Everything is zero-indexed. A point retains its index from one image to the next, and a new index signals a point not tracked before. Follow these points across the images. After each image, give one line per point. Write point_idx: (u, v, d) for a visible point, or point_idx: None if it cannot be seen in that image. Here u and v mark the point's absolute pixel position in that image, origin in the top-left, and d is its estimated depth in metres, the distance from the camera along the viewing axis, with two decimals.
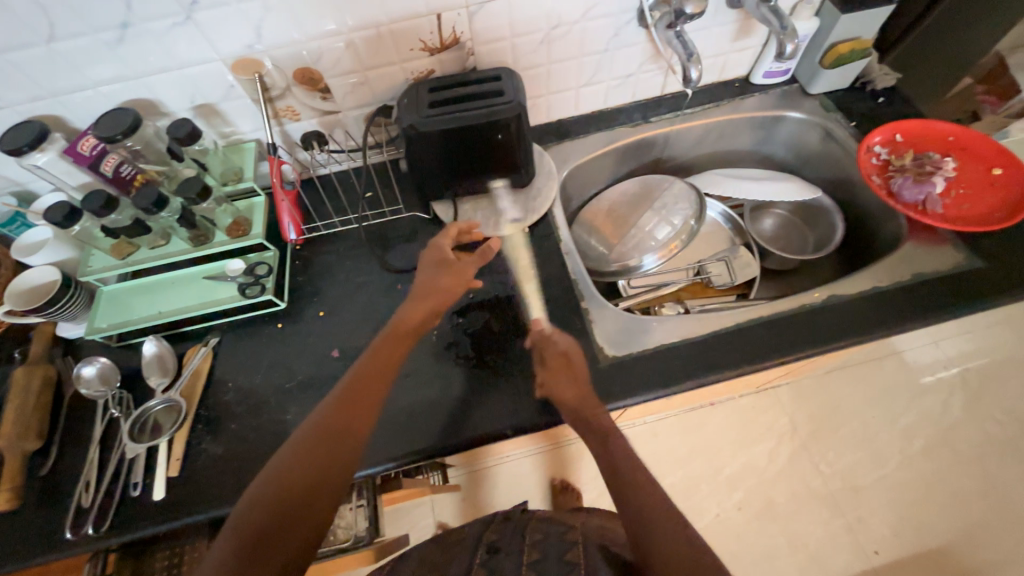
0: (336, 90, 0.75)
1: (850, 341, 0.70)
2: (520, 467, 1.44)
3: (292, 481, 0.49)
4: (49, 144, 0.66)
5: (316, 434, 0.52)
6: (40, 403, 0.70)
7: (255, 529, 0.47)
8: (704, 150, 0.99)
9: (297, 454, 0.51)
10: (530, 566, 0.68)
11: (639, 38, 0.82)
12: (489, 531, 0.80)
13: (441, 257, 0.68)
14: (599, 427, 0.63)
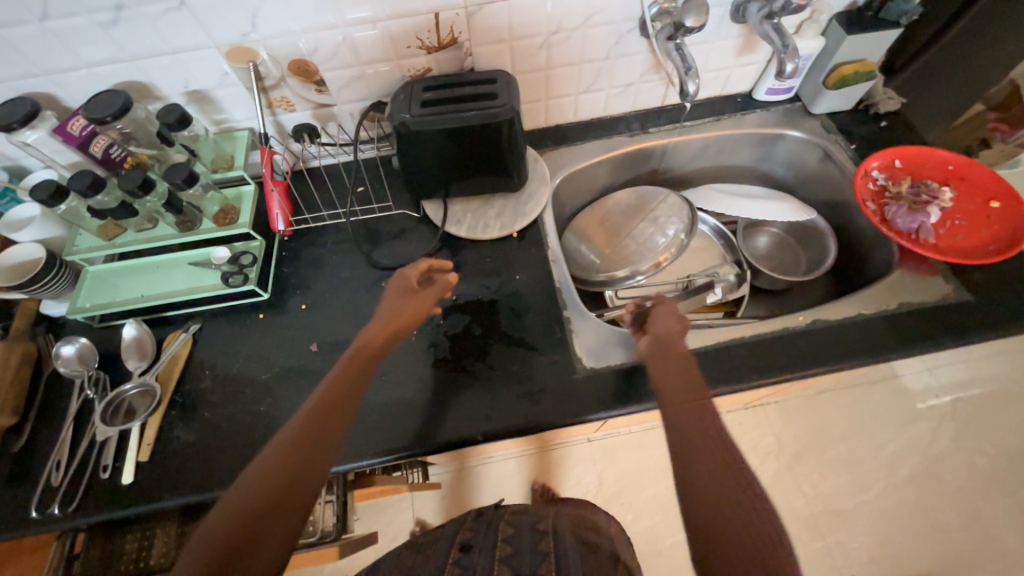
0: (332, 83, 0.75)
1: (831, 368, 0.69)
2: (503, 469, 1.44)
3: (259, 498, 0.44)
4: (39, 122, 0.66)
5: (296, 436, 0.48)
6: (17, 380, 0.70)
7: (233, 531, 0.42)
8: (702, 163, 0.99)
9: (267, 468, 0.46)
10: (502, 561, 0.67)
11: (641, 47, 0.81)
12: (464, 528, 0.81)
13: (403, 285, 0.66)
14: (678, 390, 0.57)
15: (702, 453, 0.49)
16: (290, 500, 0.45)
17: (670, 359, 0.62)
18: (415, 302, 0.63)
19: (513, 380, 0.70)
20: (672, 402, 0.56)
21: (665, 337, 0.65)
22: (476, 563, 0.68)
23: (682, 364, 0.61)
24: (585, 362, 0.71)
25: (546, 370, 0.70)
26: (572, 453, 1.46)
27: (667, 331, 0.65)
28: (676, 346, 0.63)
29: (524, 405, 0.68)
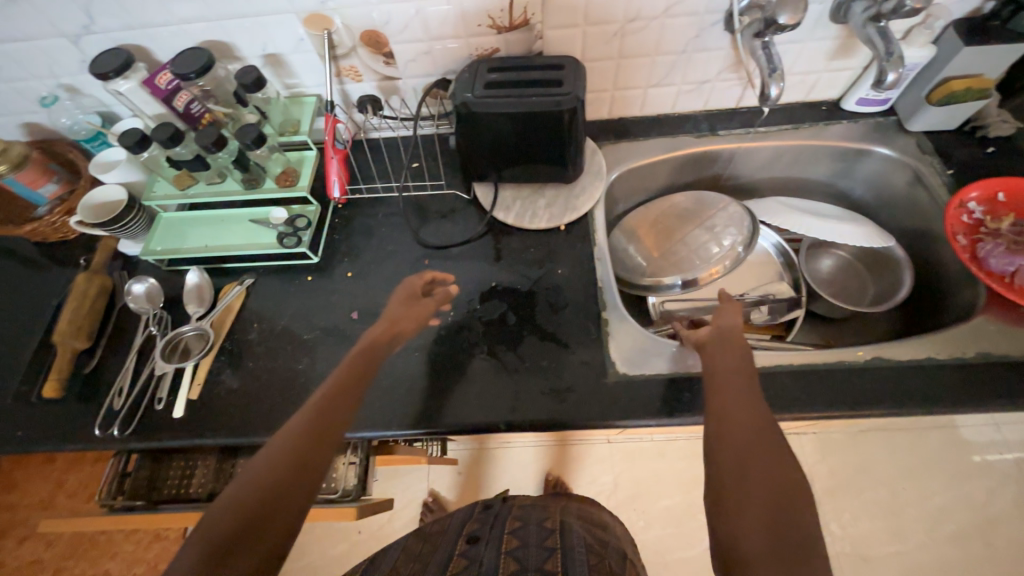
0: (400, 56, 0.75)
1: (886, 411, 0.64)
2: (519, 456, 1.46)
3: (270, 478, 0.44)
4: (132, 73, 0.70)
5: (329, 401, 0.51)
6: (94, 308, 0.77)
7: (268, 483, 0.44)
8: (771, 174, 0.92)
9: (278, 450, 0.46)
10: (508, 553, 0.68)
11: (722, 43, 0.75)
12: (473, 519, 0.83)
13: (408, 291, 0.67)
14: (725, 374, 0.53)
15: (739, 449, 0.44)
16: (301, 480, 0.45)
17: (725, 349, 0.56)
18: (416, 308, 0.65)
19: (543, 374, 0.69)
20: (718, 388, 0.52)
21: (726, 329, 0.59)
22: (482, 555, 0.69)
23: (740, 356, 0.55)
24: (618, 367, 0.69)
25: (577, 370, 0.69)
26: (589, 451, 1.45)
27: (724, 324, 0.60)
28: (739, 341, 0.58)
29: (550, 401, 0.67)
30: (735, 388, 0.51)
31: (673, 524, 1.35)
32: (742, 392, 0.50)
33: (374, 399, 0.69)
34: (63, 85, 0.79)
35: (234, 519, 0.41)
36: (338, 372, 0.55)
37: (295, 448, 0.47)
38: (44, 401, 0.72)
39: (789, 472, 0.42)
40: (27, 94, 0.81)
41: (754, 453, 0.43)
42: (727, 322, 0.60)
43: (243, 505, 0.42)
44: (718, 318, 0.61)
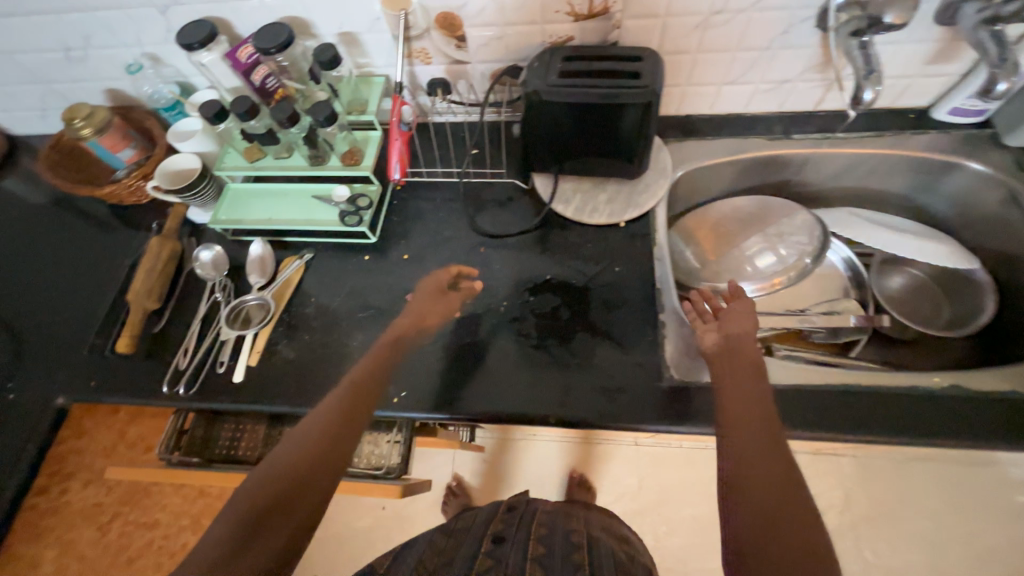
0: (472, 41, 0.74)
1: (949, 441, 0.62)
2: (543, 450, 1.46)
3: (304, 454, 0.51)
4: (215, 45, 0.73)
5: (352, 392, 0.59)
6: (164, 271, 0.80)
7: (300, 458, 0.51)
8: (844, 183, 0.87)
9: (311, 432, 0.53)
10: (534, 559, 0.69)
11: (811, 41, 0.71)
12: (497, 518, 0.84)
13: (435, 284, 0.73)
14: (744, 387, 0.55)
15: (749, 466, 0.48)
16: (331, 456, 0.52)
17: (738, 365, 0.58)
18: (441, 304, 0.72)
19: (594, 372, 0.68)
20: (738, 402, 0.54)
21: (737, 341, 0.60)
22: (508, 557, 0.70)
23: (754, 372, 0.57)
24: (672, 371, 0.67)
25: (628, 370, 0.68)
26: (616, 452, 1.43)
27: (737, 333, 0.61)
28: (745, 348, 0.60)
29: (600, 399, 0.66)
30: (748, 404, 0.53)
31: (697, 534, 1.33)
32: (753, 408, 0.53)
33: (426, 382, 0.70)
34: (147, 54, 0.82)
35: (275, 487, 0.48)
36: (360, 367, 0.62)
37: (324, 431, 0.54)
38: (117, 355, 0.76)
39: (795, 486, 0.46)
40: (115, 62, 0.84)
41: (767, 468, 0.47)
42: (738, 331, 0.62)
43: (281, 476, 0.49)
44: (728, 326, 0.62)
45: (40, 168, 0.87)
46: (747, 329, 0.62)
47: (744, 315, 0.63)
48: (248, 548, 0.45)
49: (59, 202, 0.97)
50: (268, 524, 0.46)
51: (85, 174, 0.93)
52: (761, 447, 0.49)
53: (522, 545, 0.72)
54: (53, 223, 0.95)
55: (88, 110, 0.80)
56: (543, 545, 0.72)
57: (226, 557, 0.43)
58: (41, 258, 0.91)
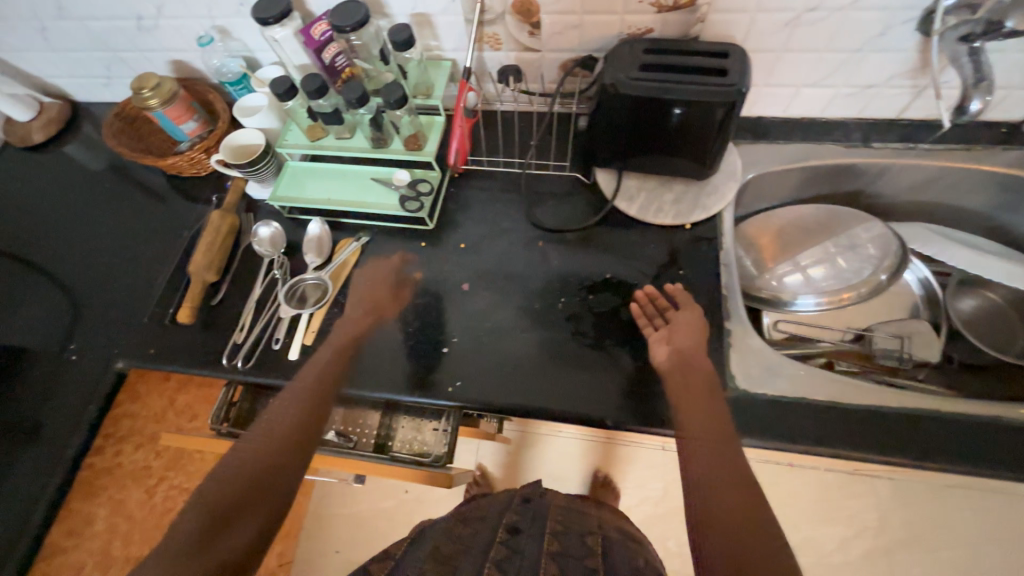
0: (548, 28, 0.72)
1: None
2: (565, 448, 1.44)
3: (274, 451, 0.59)
4: (289, 21, 0.72)
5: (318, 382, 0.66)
6: (224, 245, 0.81)
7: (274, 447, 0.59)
8: (919, 197, 0.83)
9: (265, 435, 0.60)
10: (550, 555, 0.70)
11: (906, 44, 0.68)
12: (511, 507, 0.83)
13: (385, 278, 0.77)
14: (698, 389, 0.62)
15: (714, 488, 0.54)
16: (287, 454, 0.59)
17: (692, 382, 0.63)
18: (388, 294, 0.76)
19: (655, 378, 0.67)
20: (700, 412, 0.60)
21: (686, 356, 0.65)
22: (525, 547, 0.72)
23: (710, 388, 0.62)
24: (736, 380, 0.66)
25: None
26: (642, 454, 1.41)
27: (684, 347, 0.65)
28: (699, 363, 0.64)
29: (661, 406, 0.65)
30: (710, 419, 0.59)
31: None
32: (713, 421, 0.59)
33: (482, 375, 0.70)
34: (217, 26, 0.82)
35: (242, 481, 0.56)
36: (306, 372, 0.68)
37: (282, 434, 0.60)
38: (177, 324, 0.78)
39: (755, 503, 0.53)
40: (185, 33, 0.85)
41: (727, 490, 0.54)
42: (683, 345, 0.65)
43: (238, 477, 0.56)
44: (677, 339, 0.65)
45: (105, 136, 0.88)
46: (694, 342, 0.66)
47: (692, 326, 0.67)
48: (225, 534, 0.52)
49: (119, 169, 0.99)
50: (234, 518, 0.53)
51: (146, 144, 0.94)
52: (724, 472, 0.55)
53: (540, 541, 0.74)
54: (113, 190, 0.97)
55: (156, 80, 0.80)
56: (559, 543, 0.73)
57: (199, 543, 0.51)
58: (101, 224, 0.93)
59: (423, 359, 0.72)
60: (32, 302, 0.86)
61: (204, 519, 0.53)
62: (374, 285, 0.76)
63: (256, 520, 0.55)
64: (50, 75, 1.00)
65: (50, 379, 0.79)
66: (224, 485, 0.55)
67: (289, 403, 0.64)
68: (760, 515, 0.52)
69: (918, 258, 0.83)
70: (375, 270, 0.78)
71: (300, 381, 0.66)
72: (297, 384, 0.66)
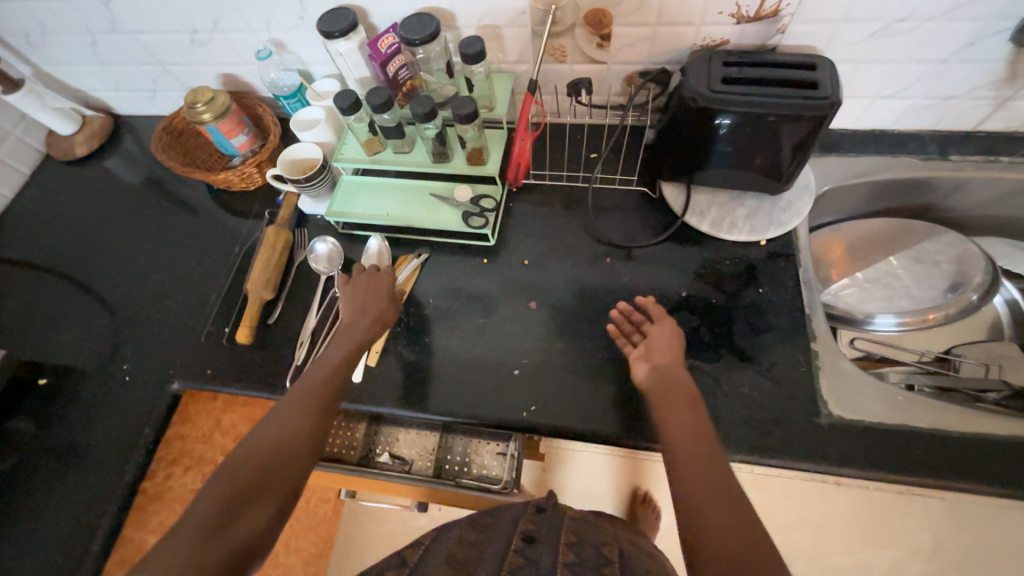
0: (618, 40, 0.70)
1: None
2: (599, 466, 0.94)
3: (283, 439, 0.54)
4: (354, 35, 0.70)
5: (332, 368, 0.61)
6: (280, 262, 0.78)
7: (287, 436, 0.54)
8: (996, 211, 0.81)
9: (269, 433, 0.54)
10: (566, 568, 0.58)
11: (996, 55, 0.65)
12: (527, 515, 0.68)
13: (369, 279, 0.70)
14: (673, 397, 0.58)
15: (699, 505, 0.48)
16: (291, 451, 0.54)
17: (671, 397, 0.58)
18: (380, 286, 0.70)
19: (742, 402, 0.64)
20: (679, 420, 0.55)
21: (664, 371, 0.60)
22: (542, 557, 0.60)
23: (687, 398, 0.57)
24: (831, 408, 0.63)
25: (778, 400, 0.64)
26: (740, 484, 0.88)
27: (660, 361, 0.62)
28: (675, 374, 0.60)
29: (752, 431, 0.62)
30: (686, 429, 0.55)
31: None
32: (691, 431, 0.54)
33: (557, 398, 0.68)
34: (274, 40, 0.81)
35: (252, 469, 0.51)
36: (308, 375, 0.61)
37: (288, 432, 0.55)
38: (234, 343, 0.76)
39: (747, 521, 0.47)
40: (239, 46, 0.84)
41: (713, 506, 0.48)
42: (662, 359, 0.62)
43: (236, 473, 0.51)
44: (654, 355, 0.62)
45: (154, 149, 0.85)
46: (671, 357, 0.62)
47: (665, 341, 0.64)
48: (234, 524, 0.48)
49: (163, 183, 0.97)
50: (235, 518, 0.48)
51: (191, 157, 0.92)
52: (711, 490, 0.49)
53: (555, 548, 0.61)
54: (157, 204, 0.95)
55: (211, 94, 0.79)
56: (575, 553, 0.61)
57: (210, 533, 0.47)
58: (145, 240, 0.91)
59: (494, 382, 0.70)
60: (79, 319, 0.85)
61: (213, 508, 0.48)
62: (358, 292, 0.69)
63: (261, 518, 0.49)
64: (95, 89, 0.99)
65: (102, 400, 0.78)
66: (223, 480, 0.50)
67: (300, 392, 0.59)
68: (750, 531, 0.46)
69: (1004, 278, 0.80)
70: (366, 279, 0.70)
71: (301, 381, 0.60)
72: (309, 373, 0.61)
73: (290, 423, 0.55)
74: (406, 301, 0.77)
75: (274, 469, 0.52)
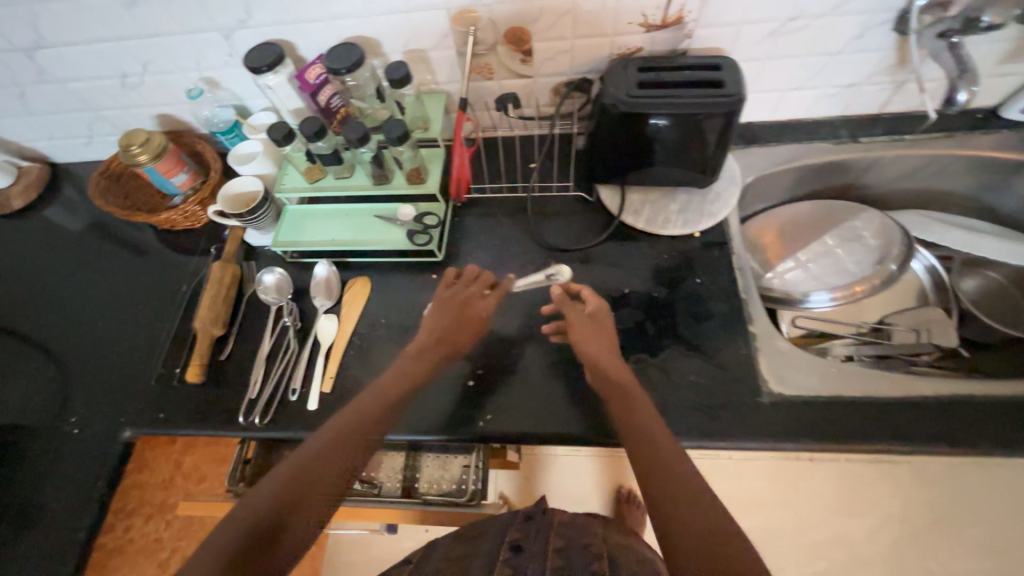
0: (540, 54, 0.74)
1: None
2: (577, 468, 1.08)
3: (340, 459, 0.56)
4: (282, 68, 0.72)
5: (388, 390, 0.63)
6: (227, 297, 0.78)
7: (343, 456, 0.56)
8: (910, 186, 0.86)
9: (335, 448, 0.56)
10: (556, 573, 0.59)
11: (885, 44, 0.71)
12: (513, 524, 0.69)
13: (467, 297, 0.71)
14: (620, 392, 0.61)
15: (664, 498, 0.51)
16: (340, 481, 0.55)
17: (617, 394, 0.61)
18: (473, 305, 0.70)
19: (690, 389, 0.66)
20: (630, 415, 0.59)
21: (602, 369, 0.63)
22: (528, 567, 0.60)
23: (627, 392, 0.61)
24: (772, 386, 0.66)
25: (722, 384, 0.66)
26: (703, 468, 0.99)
27: (593, 356, 0.65)
28: (608, 366, 0.64)
29: (701, 418, 0.64)
30: (637, 422, 0.58)
31: None
32: (643, 423, 0.58)
33: (515, 404, 0.68)
34: (206, 78, 0.81)
35: (304, 484, 0.53)
36: (375, 392, 0.63)
37: (351, 452, 0.57)
38: (185, 384, 0.75)
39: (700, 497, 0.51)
40: (171, 87, 0.84)
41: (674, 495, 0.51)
42: (595, 356, 0.65)
43: (288, 493, 0.52)
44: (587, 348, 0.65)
45: (91, 195, 0.84)
46: (598, 348, 0.65)
47: (589, 332, 0.67)
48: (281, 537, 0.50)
49: (107, 228, 0.96)
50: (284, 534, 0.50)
51: (131, 200, 0.91)
52: (669, 480, 0.52)
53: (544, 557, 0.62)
54: (101, 250, 0.93)
55: (145, 136, 0.78)
56: (562, 558, 0.62)
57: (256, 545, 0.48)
58: (90, 287, 0.90)
59: (462, 397, 0.69)
60: (22, 376, 0.82)
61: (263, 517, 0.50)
62: (449, 309, 0.70)
63: (304, 531, 0.52)
64: (27, 139, 0.98)
65: (52, 457, 0.75)
66: (278, 490, 0.52)
67: (357, 410, 0.60)
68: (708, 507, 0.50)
69: (923, 246, 0.86)
70: (464, 292, 0.71)
71: (367, 396, 0.62)
72: (366, 393, 0.62)
73: (346, 442, 0.57)
74: (359, 324, 0.77)
75: (323, 486, 0.54)
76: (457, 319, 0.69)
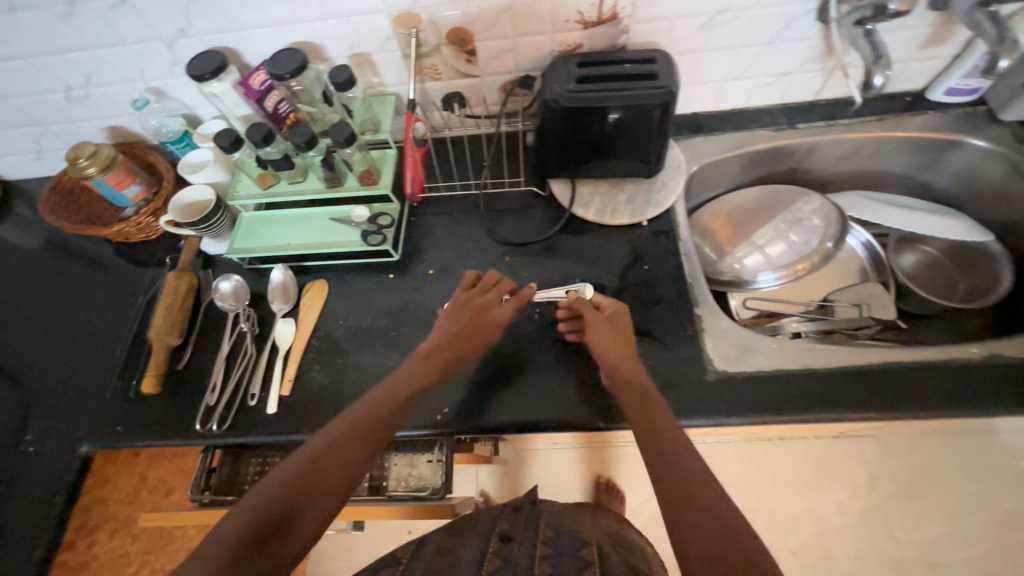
0: (483, 53, 0.75)
1: (1001, 411, 0.64)
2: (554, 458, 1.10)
3: (340, 453, 0.57)
4: (226, 75, 0.72)
5: (392, 390, 0.65)
6: (183, 307, 0.78)
7: (343, 450, 0.58)
8: (848, 168, 0.90)
9: (337, 442, 0.58)
10: (544, 560, 0.60)
11: (812, 33, 0.74)
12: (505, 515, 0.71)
13: (482, 303, 0.70)
14: (633, 394, 0.63)
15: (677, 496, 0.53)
16: (341, 476, 0.56)
17: (631, 395, 0.63)
18: (490, 312, 0.70)
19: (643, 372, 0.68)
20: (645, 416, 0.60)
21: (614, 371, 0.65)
22: (517, 556, 0.61)
23: (641, 394, 0.63)
24: (718, 364, 0.68)
25: (671, 364, 0.69)
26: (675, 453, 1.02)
27: (605, 356, 0.66)
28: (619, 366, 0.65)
29: None
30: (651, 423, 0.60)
31: None
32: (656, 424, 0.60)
33: (473, 396, 0.70)
34: (151, 88, 0.81)
35: (305, 477, 0.55)
36: (380, 392, 0.65)
37: (352, 447, 0.58)
38: (144, 395, 0.75)
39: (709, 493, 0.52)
40: (117, 98, 0.83)
41: (685, 494, 0.52)
42: (610, 358, 0.65)
43: (290, 485, 0.54)
44: (606, 348, 0.66)
45: (41, 210, 0.83)
46: (615, 351, 0.66)
47: (607, 333, 0.67)
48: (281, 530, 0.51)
49: (63, 243, 0.95)
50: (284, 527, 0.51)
51: (84, 214, 0.90)
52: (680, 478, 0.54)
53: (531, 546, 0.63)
54: (56, 266, 0.92)
55: (93, 148, 0.78)
56: (550, 546, 0.63)
57: (257, 537, 0.50)
58: (45, 304, 0.88)
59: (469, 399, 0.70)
60: None
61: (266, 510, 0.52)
62: (466, 312, 0.70)
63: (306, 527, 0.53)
64: None
65: (10, 477, 0.74)
66: (280, 482, 0.54)
67: (360, 409, 0.62)
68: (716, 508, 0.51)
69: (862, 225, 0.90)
70: (485, 300, 0.71)
71: (373, 397, 0.64)
72: (372, 394, 0.64)
73: (346, 438, 0.59)
74: (318, 326, 0.77)
75: (324, 481, 0.55)
76: (469, 324, 0.69)
